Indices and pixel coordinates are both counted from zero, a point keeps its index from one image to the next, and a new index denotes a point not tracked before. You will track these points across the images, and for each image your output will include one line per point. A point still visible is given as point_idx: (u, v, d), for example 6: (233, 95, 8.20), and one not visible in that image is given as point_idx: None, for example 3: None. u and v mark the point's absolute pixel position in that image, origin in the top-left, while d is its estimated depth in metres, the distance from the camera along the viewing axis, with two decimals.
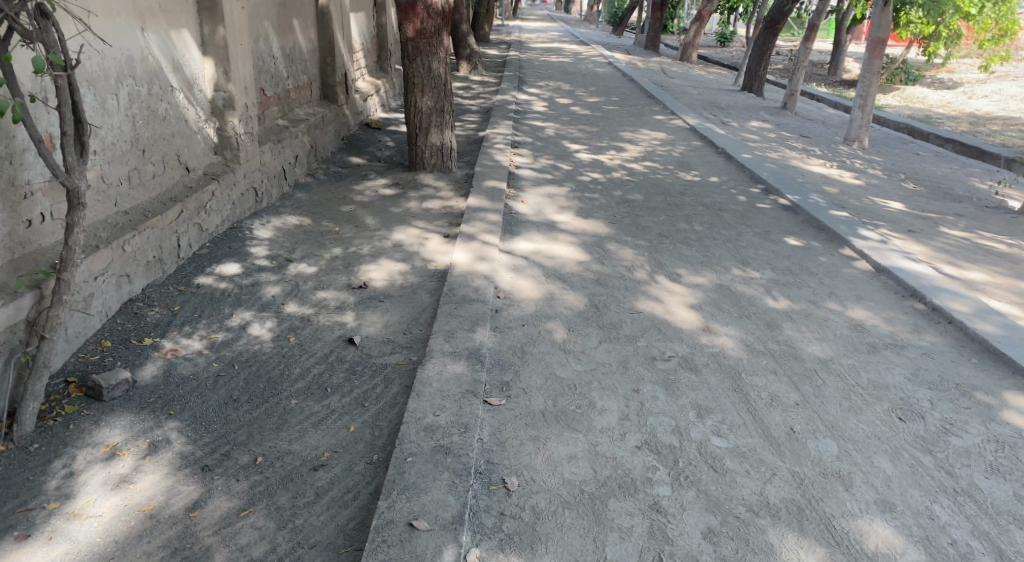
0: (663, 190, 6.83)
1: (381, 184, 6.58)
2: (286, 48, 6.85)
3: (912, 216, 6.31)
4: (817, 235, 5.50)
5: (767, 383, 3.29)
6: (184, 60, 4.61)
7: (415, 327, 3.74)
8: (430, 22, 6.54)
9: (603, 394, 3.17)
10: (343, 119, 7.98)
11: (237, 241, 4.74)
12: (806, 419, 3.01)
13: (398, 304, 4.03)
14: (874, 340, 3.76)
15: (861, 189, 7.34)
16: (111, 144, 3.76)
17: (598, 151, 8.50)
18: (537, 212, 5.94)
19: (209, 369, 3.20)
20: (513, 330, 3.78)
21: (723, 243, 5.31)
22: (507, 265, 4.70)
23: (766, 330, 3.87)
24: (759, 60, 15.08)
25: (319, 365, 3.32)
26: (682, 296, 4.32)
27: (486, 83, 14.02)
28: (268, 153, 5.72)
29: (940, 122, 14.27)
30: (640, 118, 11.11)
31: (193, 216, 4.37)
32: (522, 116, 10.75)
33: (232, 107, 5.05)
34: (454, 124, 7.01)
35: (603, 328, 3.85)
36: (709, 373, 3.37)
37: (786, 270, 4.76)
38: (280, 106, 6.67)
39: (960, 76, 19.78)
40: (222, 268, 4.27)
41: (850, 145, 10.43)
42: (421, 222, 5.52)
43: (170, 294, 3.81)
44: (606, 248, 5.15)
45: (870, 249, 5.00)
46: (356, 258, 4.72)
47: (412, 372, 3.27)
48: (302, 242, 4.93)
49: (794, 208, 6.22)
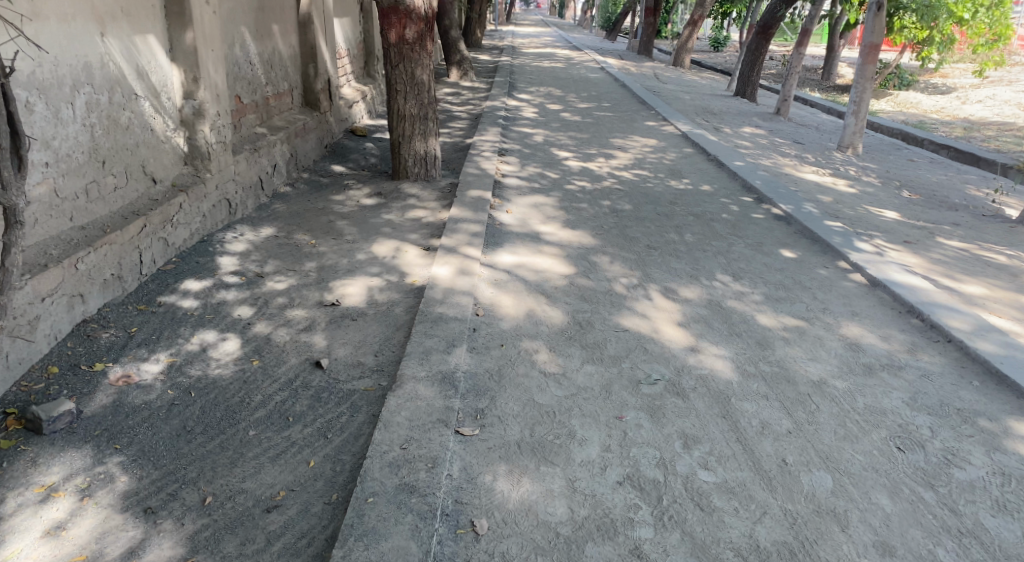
0: (653, 199, 6.65)
1: (363, 193, 6.38)
2: (265, 54, 6.66)
3: (908, 226, 6.15)
4: (810, 246, 5.33)
5: (757, 409, 3.10)
6: (150, 67, 4.43)
7: (387, 348, 3.54)
8: (413, 28, 6.35)
9: (584, 422, 2.98)
10: (326, 127, 7.79)
11: (207, 256, 4.54)
12: (798, 449, 2.82)
13: (372, 323, 3.83)
14: (870, 360, 3.57)
15: (856, 198, 7.18)
16: (66, 156, 3.58)
17: (588, 158, 8.33)
18: (522, 223, 5.75)
19: (163, 396, 3.01)
20: (491, 351, 3.59)
21: (713, 255, 5.13)
22: (488, 280, 4.51)
23: (757, 349, 3.68)
24: (752, 65, 14.96)
25: (282, 391, 3.12)
26: (670, 312, 4.13)
27: (476, 88, 13.84)
28: (243, 163, 5.53)
29: (934, 127, 14.18)
30: (631, 124, 10.95)
31: (157, 230, 4.17)
32: (511, 123, 10.57)
33: (202, 116, 4.86)
34: (438, 132, 6.82)
35: (586, 348, 3.66)
36: (697, 399, 3.18)
37: (778, 284, 4.58)
38: (259, 114, 6.48)
39: (953, 81, 19.73)
40: (187, 285, 4.07)
41: (844, 152, 10.29)
42: (401, 233, 5.33)
43: (128, 314, 3.62)
44: (592, 260, 4.96)
45: (865, 262, 4.82)
46: (331, 273, 4.52)
47: (381, 399, 3.07)
48: (275, 256, 4.73)
49: (787, 218, 6.05)
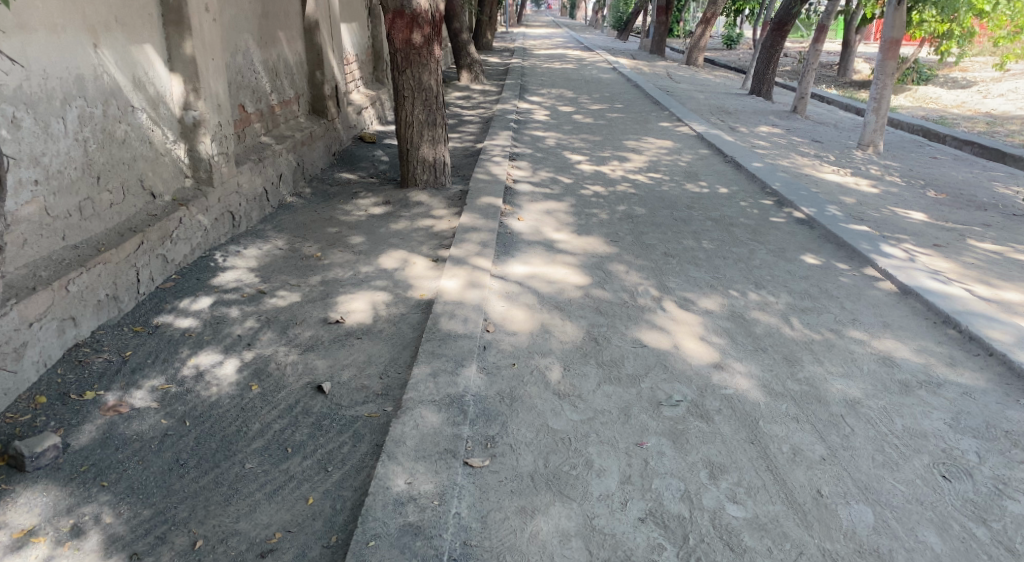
0: (669, 204, 6.44)
1: (371, 202, 6.23)
2: (269, 61, 6.52)
3: (937, 228, 5.89)
4: (835, 252, 5.10)
5: (787, 433, 2.89)
6: (147, 77, 4.30)
7: (393, 370, 3.37)
8: (419, 32, 6.18)
9: (602, 450, 2.78)
10: (334, 134, 7.65)
11: (208, 272, 4.40)
12: (834, 478, 2.61)
13: (377, 342, 3.66)
14: (906, 377, 3.34)
15: (880, 199, 6.93)
16: (56, 172, 3.46)
17: (601, 162, 8.13)
18: (534, 230, 5.56)
19: (155, 426, 2.85)
20: (503, 370, 3.40)
21: (733, 263, 4.91)
22: (499, 292, 4.32)
23: (784, 365, 3.47)
24: (767, 63, 14.67)
25: (281, 419, 2.95)
26: (691, 326, 3.92)
27: (486, 91, 13.68)
28: (246, 173, 5.38)
29: (956, 123, 13.81)
30: (645, 125, 10.72)
31: (155, 247, 4.04)
32: (523, 126, 10.39)
33: (203, 127, 4.72)
34: (447, 138, 6.65)
35: (603, 367, 3.46)
36: (723, 422, 2.98)
37: (804, 293, 4.37)
38: (264, 123, 6.34)
39: (973, 75, 19.28)
40: (187, 303, 3.93)
41: (864, 150, 10.00)
42: (409, 244, 5.15)
43: (123, 336, 3.48)
44: (607, 270, 4.77)
45: (894, 269, 4.58)
46: (336, 287, 4.36)
47: (385, 426, 2.90)
48: (279, 270, 4.57)
49: (809, 222, 5.81)
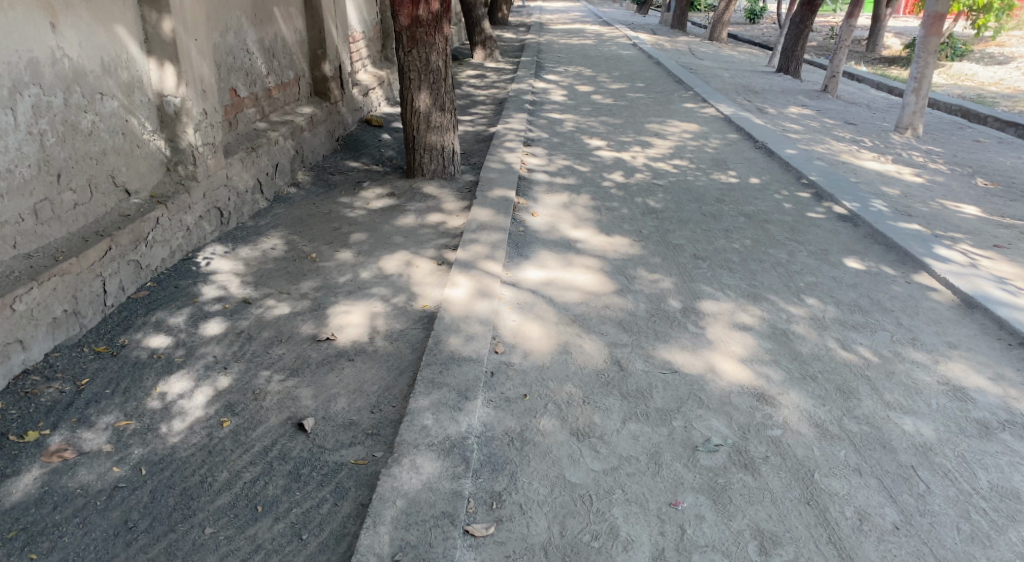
0: (696, 196, 5.91)
1: (374, 194, 5.77)
2: (266, 40, 6.03)
3: (994, 224, 5.33)
4: (885, 254, 4.57)
5: (850, 491, 2.43)
6: (120, 61, 3.85)
7: (387, 403, 2.96)
8: (427, 8, 5.67)
9: (629, 513, 2.37)
10: (337, 119, 7.17)
11: (189, 278, 3.99)
12: (912, 556, 2.17)
13: (371, 365, 3.24)
14: (985, 416, 2.84)
15: (925, 190, 6.37)
16: (4, 173, 3.06)
17: (622, 148, 7.62)
18: (550, 227, 5.08)
19: (105, 476, 2.51)
20: (513, 403, 2.97)
21: (771, 267, 4.41)
22: (511, 303, 3.87)
23: (837, 398, 2.99)
24: (796, 39, 13.94)
25: (253, 466, 2.59)
26: (727, 345, 3.45)
27: (501, 70, 13.10)
28: (237, 164, 4.94)
29: (995, 102, 13.04)
30: (668, 107, 10.13)
31: (127, 252, 3.64)
32: (538, 108, 9.84)
33: (185, 116, 4.27)
34: (456, 124, 6.15)
35: (627, 399, 3.02)
36: (772, 474, 2.53)
37: (853, 305, 3.87)
38: (259, 108, 5.86)
39: (1011, 49, 18.31)
40: (161, 316, 3.54)
41: (902, 134, 9.33)
42: (413, 244, 4.70)
43: (82, 360, 3.12)
44: (631, 275, 4.30)
45: (956, 275, 4.05)
46: (329, 295, 3.94)
47: (372, 479, 2.52)
48: (268, 275, 4.15)
49: (853, 218, 5.26)
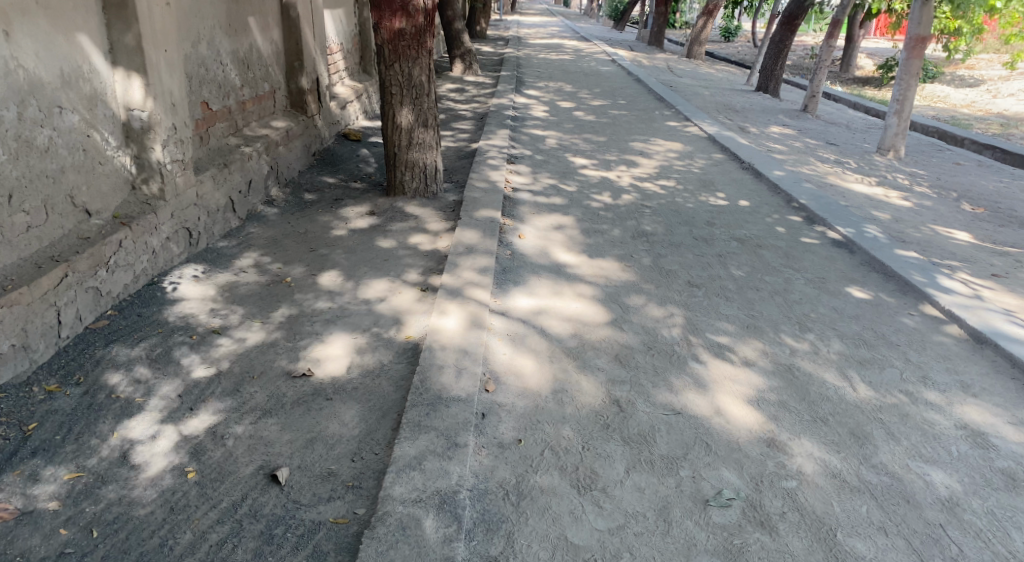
0: (686, 219, 5.76)
1: (353, 213, 5.51)
2: (240, 51, 5.75)
3: (987, 252, 5.27)
4: (884, 283, 4.45)
5: (877, 556, 2.29)
6: (82, 72, 3.57)
7: (370, 450, 2.72)
8: (409, 21, 5.45)
9: None
10: (313, 133, 6.89)
11: (154, 305, 3.70)
12: None
13: (352, 405, 2.99)
14: (1009, 466, 2.72)
15: (915, 214, 6.31)
16: None
17: (607, 167, 7.46)
18: (539, 251, 4.88)
19: (52, 540, 2.23)
20: (507, 450, 2.74)
21: (769, 296, 4.25)
22: (502, 335, 3.65)
23: (851, 445, 2.82)
24: (775, 58, 13.97)
25: (220, 526, 2.32)
26: (731, 384, 3.26)
27: (481, 84, 12.91)
28: (208, 182, 4.66)
29: (969, 124, 13.21)
30: (651, 125, 10.02)
31: (85, 278, 3.34)
32: (520, 124, 9.67)
33: (153, 131, 3.99)
34: (439, 141, 5.93)
35: (630, 444, 2.82)
36: (791, 535, 2.37)
37: (857, 338, 3.72)
38: (232, 122, 5.58)
39: (980, 72, 18.67)
40: (122, 349, 3.25)
41: (884, 155, 9.33)
42: (396, 267, 4.46)
43: (31, 401, 2.82)
44: (626, 304, 4.11)
45: (961, 308, 3.94)
46: (307, 323, 3.67)
47: (354, 540, 2.28)
48: (240, 301, 3.88)
49: (847, 244, 5.15)
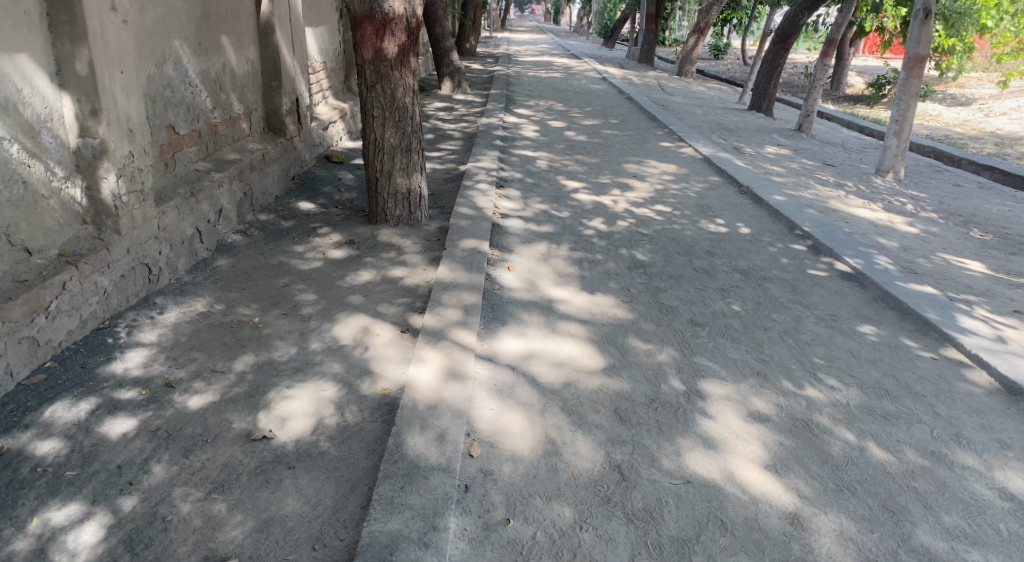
0: (685, 248, 5.45)
1: (331, 242, 5.17)
2: (211, 71, 5.41)
3: (1003, 283, 4.98)
4: (901, 322, 4.13)
5: None
6: (22, 96, 3.22)
7: (336, 533, 2.37)
8: (392, 41, 5.12)
9: None
10: (291, 155, 6.55)
11: (101, 353, 3.35)
12: None
13: (317, 475, 2.64)
14: None
15: (923, 241, 6.02)
16: None
17: (600, 190, 7.16)
18: (528, 285, 4.54)
19: None
20: (494, 533, 2.40)
21: (778, 336, 3.93)
22: (488, 385, 3.29)
23: (885, 522, 2.49)
24: (768, 77, 13.76)
25: None
26: (744, 444, 2.92)
27: (470, 102, 12.63)
28: (172, 212, 4.31)
29: (965, 143, 13.03)
30: (644, 145, 9.74)
31: (19, 328, 3.02)
32: (510, 144, 9.36)
33: (107, 159, 3.63)
34: (424, 165, 5.60)
35: (636, 523, 2.47)
36: None
37: (878, 386, 3.40)
38: (203, 146, 5.23)
39: (972, 91, 18.61)
40: (57, 409, 2.92)
41: (884, 177, 9.05)
42: (373, 305, 4.11)
43: None
44: (624, 346, 3.77)
45: (988, 352, 3.63)
46: (271, 372, 3.32)
47: None
48: (200, 346, 3.52)
49: (858, 277, 4.84)
